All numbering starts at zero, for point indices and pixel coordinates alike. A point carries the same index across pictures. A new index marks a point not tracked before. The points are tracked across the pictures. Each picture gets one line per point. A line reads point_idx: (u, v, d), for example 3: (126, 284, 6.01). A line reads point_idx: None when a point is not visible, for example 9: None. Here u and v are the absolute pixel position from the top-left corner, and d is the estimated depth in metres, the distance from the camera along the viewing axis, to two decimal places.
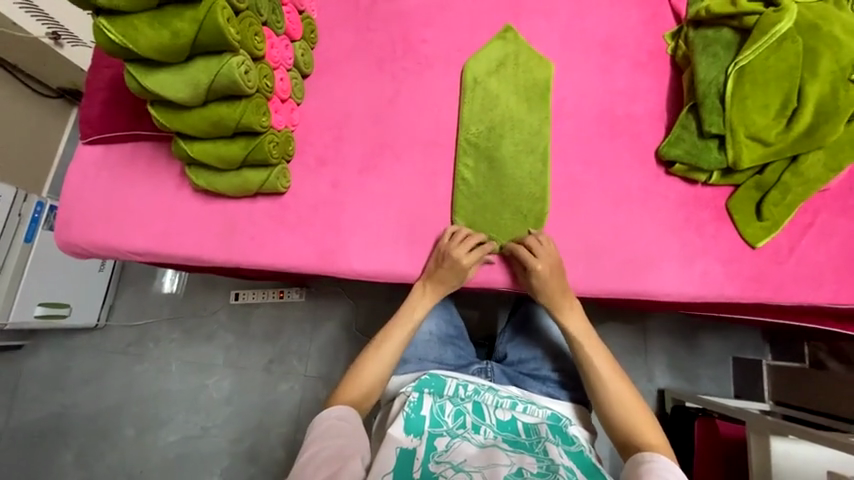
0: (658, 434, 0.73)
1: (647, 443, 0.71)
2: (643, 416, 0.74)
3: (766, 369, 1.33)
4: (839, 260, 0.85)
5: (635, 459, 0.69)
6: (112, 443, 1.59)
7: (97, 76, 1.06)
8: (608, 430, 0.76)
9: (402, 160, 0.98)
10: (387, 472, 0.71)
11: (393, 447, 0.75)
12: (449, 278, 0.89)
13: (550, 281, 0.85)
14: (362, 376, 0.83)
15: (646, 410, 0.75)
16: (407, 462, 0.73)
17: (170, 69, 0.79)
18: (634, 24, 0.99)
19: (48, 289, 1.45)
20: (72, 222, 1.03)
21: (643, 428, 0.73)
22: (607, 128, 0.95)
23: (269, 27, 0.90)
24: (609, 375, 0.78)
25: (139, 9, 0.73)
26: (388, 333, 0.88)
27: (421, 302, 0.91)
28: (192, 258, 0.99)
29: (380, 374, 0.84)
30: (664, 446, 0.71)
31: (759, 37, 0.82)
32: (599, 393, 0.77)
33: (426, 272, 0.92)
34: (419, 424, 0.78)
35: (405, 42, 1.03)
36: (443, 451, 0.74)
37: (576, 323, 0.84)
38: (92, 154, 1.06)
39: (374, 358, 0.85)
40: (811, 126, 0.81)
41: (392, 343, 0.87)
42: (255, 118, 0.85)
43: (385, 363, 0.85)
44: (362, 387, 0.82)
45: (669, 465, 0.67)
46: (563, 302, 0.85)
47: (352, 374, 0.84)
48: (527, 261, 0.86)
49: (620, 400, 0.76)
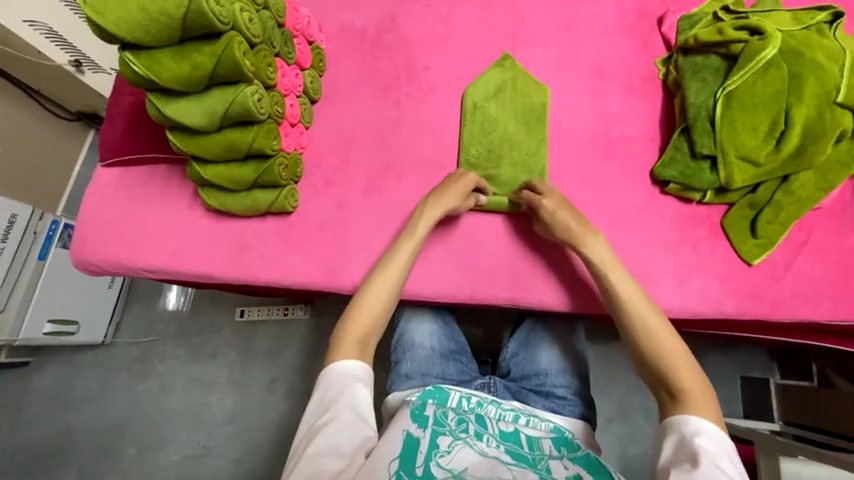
0: (696, 381, 0.69)
1: (683, 393, 0.69)
2: (681, 359, 0.71)
3: (773, 388, 1.32)
4: (835, 277, 0.86)
5: (667, 421, 0.69)
6: (114, 462, 1.59)
7: (117, 103, 1.12)
8: (642, 375, 0.74)
9: (406, 180, 1.02)
10: (394, 457, 0.73)
11: (400, 431, 0.78)
12: (451, 196, 0.92)
13: (568, 218, 0.86)
14: (370, 299, 0.84)
15: (685, 355, 0.71)
16: (412, 451, 0.74)
17: (188, 97, 0.84)
18: (626, 51, 1.04)
19: (58, 305, 1.48)
20: (87, 241, 1.07)
21: (681, 378, 0.70)
22: (601, 149, 0.99)
23: (281, 58, 0.95)
24: (640, 314, 0.75)
25: (162, 44, 0.78)
26: (392, 259, 0.87)
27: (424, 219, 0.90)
28: (200, 276, 1.02)
29: (390, 294, 0.84)
30: (703, 398, 0.68)
31: (745, 64, 0.86)
32: (632, 336, 0.75)
33: (430, 193, 0.93)
34: (424, 420, 0.79)
35: (409, 70, 1.09)
36: (445, 453, 0.75)
37: (599, 252, 0.82)
38: (109, 176, 1.11)
39: (380, 282, 0.85)
40: (800, 147, 0.84)
41: (392, 272, 0.86)
42: (266, 142, 0.90)
43: (391, 290, 0.85)
44: (376, 309, 0.83)
45: (691, 424, 0.66)
46: (582, 234, 0.84)
47: (362, 299, 0.84)
48: (534, 201, 0.90)
49: (655, 341, 0.73)
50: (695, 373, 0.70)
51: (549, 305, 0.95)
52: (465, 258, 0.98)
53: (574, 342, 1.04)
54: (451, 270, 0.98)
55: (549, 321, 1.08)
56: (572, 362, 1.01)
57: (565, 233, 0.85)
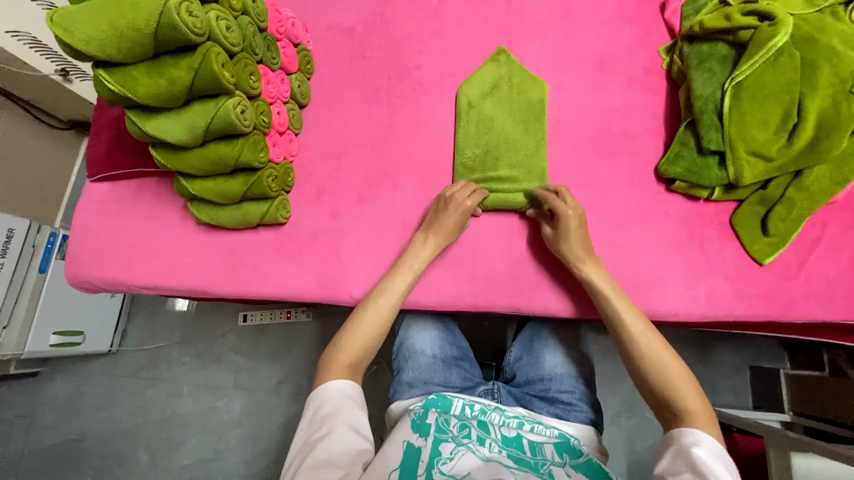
0: (698, 397, 0.67)
1: (686, 411, 0.66)
2: (682, 376, 0.69)
3: (784, 379, 1.28)
4: (850, 274, 0.83)
5: (668, 436, 0.66)
6: (126, 468, 1.61)
7: (102, 115, 1.09)
8: (641, 390, 0.72)
9: (400, 185, 0.99)
10: (394, 468, 0.71)
11: (400, 441, 0.76)
12: (451, 226, 0.90)
13: (578, 237, 0.84)
14: (366, 319, 0.83)
15: (685, 371, 0.69)
16: (412, 464, 0.73)
17: (169, 113, 0.81)
18: (627, 40, 0.98)
19: (62, 317, 1.48)
20: (80, 257, 1.06)
21: (681, 392, 0.67)
22: (603, 146, 0.94)
23: (265, 64, 0.91)
24: (639, 330, 0.74)
25: (135, 60, 0.75)
26: (389, 282, 0.87)
27: (423, 248, 0.89)
28: (196, 290, 1.01)
29: (388, 314, 0.84)
30: (706, 415, 0.65)
31: (755, 52, 0.81)
32: (631, 351, 0.73)
33: (427, 222, 0.92)
34: (426, 429, 0.78)
35: (399, 69, 1.04)
36: (447, 459, 0.73)
37: (597, 274, 0.82)
38: (99, 190, 1.09)
39: (380, 299, 0.85)
40: (814, 140, 0.80)
41: (390, 292, 0.86)
42: (253, 154, 0.86)
43: (388, 310, 0.84)
44: (375, 322, 0.83)
45: (690, 436, 0.63)
46: (583, 256, 0.83)
47: (360, 313, 0.84)
48: (560, 210, 0.86)
49: (652, 356, 0.71)
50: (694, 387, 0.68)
51: (552, 311, 0.92)
52: (464, 264, 0.95)
53: (579, 346, 1.01)
54: (450, 277, 0.95)
55: (553, 325, 1.05)
56: (577, 367, 0.98)
57: (569, 252, 0.84)
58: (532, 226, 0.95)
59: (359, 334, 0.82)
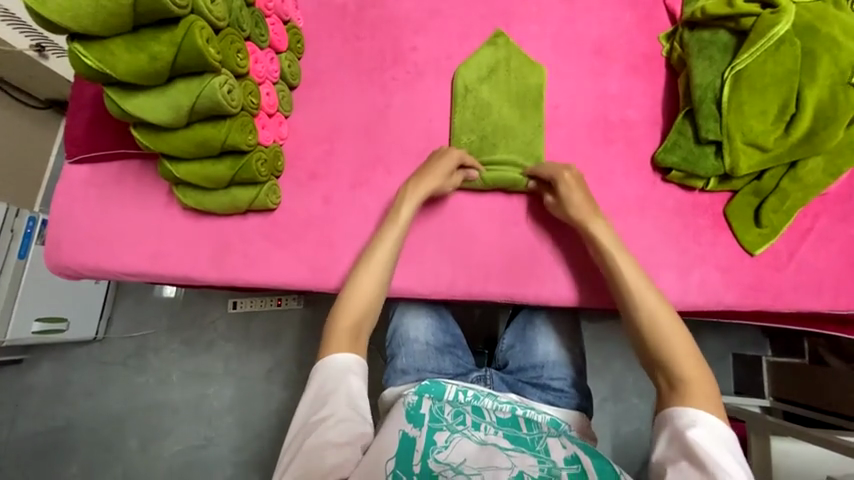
0: (697, 366, 0.67)
1: (683, 380, 0.66)
2: (683, 346, 0.68)
3: (766, 366, 1.31)
4: (837, 265, 0.84)
5: (662, 414, 0.66)
6: (116, 454, 1.60)
7: (79, 93, 1.03)
8: (639, 357, 0.72)
9: (394, 171, 0.96)
10: (391, 456, 0.70)
11: (396, 431, 0.75)
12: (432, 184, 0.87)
13: (579, 200, 0.83)
14: (363, 284, 0.82)
15: (687, 341, 0.69)
16: (408, 453, 0.71)
17: (151, 92, 0.76)
18: (627, 25, 0.96)
19: (44, 303, 1.44)
20: (61, 243, 1.02)
21: (681, 361, 0.67)
22: (600, 135, 0.93)
23: (253, 41, 0.87)
24: (644, 294, 0.73)
25: (113, 33, 0.70)
26: (380, 239, 0.85)
27: (408, 199, 0.86)
28: (184, 277, 0.98)
29: (383, 272, 0.83)
30: (702, 384, 0.66)
31: (756, 40, 0.80)
32: (634, 314, 0.73)
33: (410, 178, 0.88)
34: (420, 418, 0.77)
35: (394, 50, 1.01)
36: (442, 448, 0.72)
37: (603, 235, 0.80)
38: (79, 173, 1.04)
39: (374, 259, 0.83)
40: (810, 131, 0.80)
41: (384, 249, 0.84)
42: (241, 137, 0.83)
43: (384, 267, 0.83)
44: (372, 290, 0.81)
45: (684, 417, 0.64)
46: (588, 217, 0.82)
47: (353, 287, 0.82)
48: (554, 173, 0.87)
49: (654, 323, 0.71)
50: (695, 357, 0.68)
51: (546, 300, 0.92)
52: (459, 253, 0.94)
53: (570, 335, 1.02)
54: (444, 265, 0.94)
55: (548, 313, 1.05)
56: (569, 354, 0.99)
57: (570, 214, 0.84)
58: (527, 215, 0.94)
59: (357, 300, 0.81)
